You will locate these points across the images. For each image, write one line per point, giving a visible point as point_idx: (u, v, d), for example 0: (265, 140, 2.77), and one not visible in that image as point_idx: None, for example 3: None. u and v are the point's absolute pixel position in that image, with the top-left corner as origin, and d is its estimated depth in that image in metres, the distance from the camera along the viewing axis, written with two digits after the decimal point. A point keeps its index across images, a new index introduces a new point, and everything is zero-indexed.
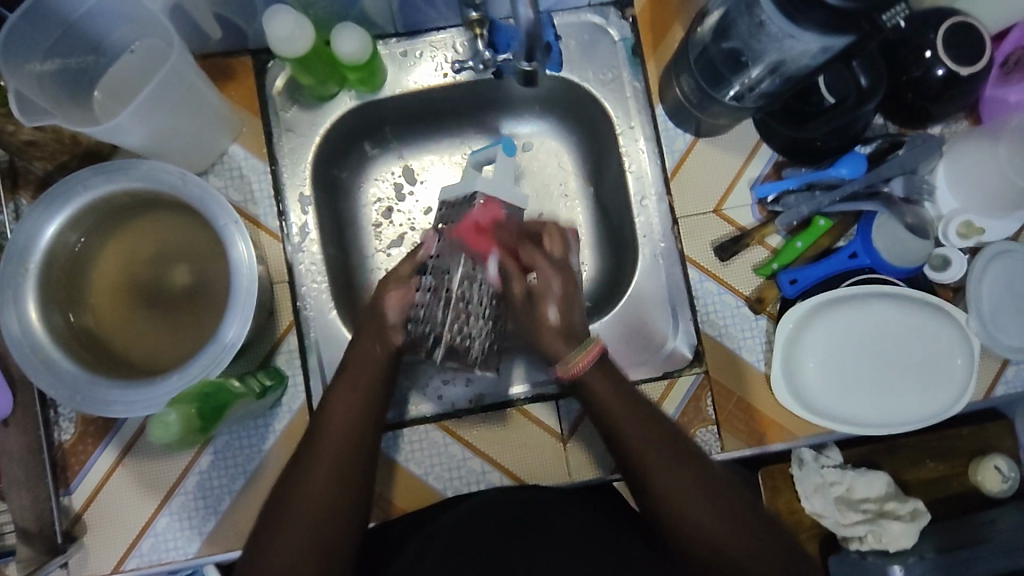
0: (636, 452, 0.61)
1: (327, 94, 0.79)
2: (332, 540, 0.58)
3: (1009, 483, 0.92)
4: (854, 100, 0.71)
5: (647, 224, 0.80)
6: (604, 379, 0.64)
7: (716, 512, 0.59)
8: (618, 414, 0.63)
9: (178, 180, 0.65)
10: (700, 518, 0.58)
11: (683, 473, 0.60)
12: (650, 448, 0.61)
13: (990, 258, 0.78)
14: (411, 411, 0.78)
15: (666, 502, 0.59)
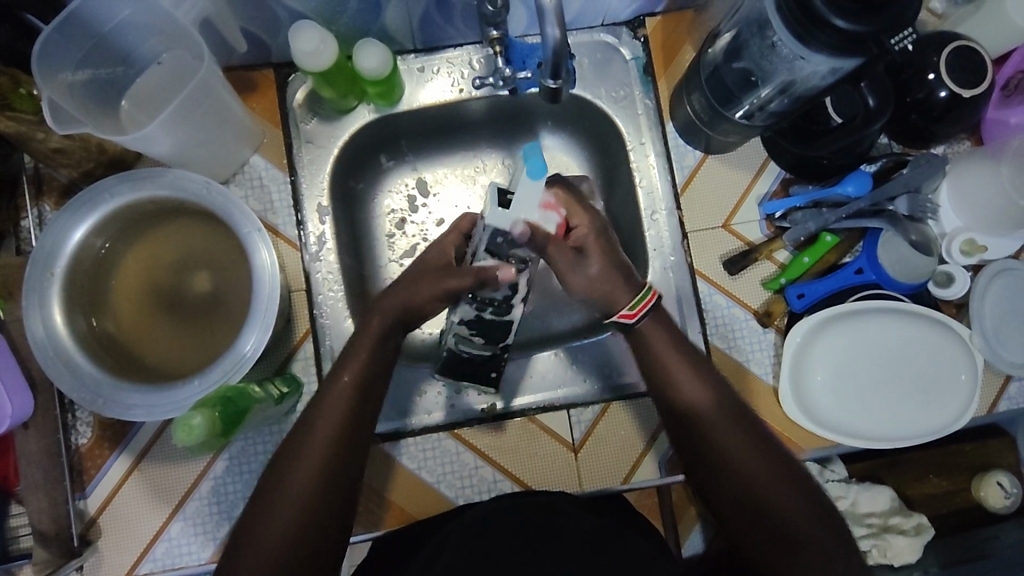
0: (697, 412, 0.63)
1: (346, 107, 0.81)
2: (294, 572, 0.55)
3: (1011, 499, 0.94)
4: (862, 120, 0.72)
5: (657, 238, 0.82)
6: (666, 333, 0.67)
7: (774, 475, 0.60)
8: (683, 380, 0.64)
9: (203, 189, 0.66)
10: (761, 479, 0.60)
11: (744, 439, 0.61)
12: (715, 410, 0.63)
13: (993, 276, 0.80)
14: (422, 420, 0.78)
15: (724, 463, 0.61)
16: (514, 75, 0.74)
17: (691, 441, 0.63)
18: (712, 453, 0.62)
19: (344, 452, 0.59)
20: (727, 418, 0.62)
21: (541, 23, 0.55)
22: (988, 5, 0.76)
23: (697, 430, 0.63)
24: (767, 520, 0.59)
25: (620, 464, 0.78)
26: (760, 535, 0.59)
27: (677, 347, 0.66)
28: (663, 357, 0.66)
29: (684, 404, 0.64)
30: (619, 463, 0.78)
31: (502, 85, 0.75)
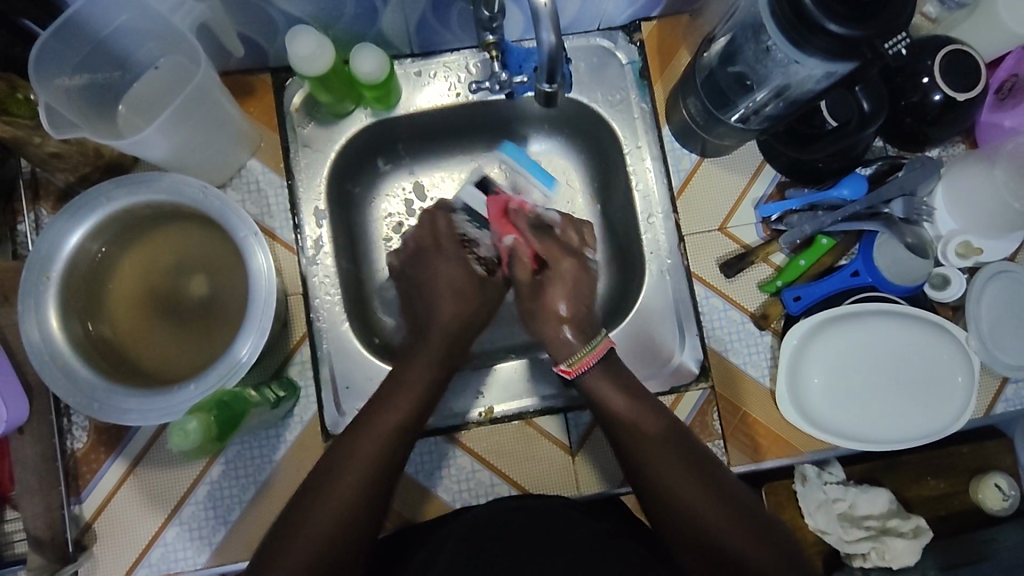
0: (642, 454, 0.62)
1: (343, 112, 0.81)
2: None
3: (1009, 501, 0.95)
4: (857, 124, 0.72)
5: (654, 240, 0.82)
6: (608, 375, 0.66)
7: (724, 511, 0.59)
8: (628, 421, 0.64)
9: (199, 193, 0.66)
10: (709, 521, 0.59)
11: (692, 479, 0.60)
12: (659, 449, 0.62)
13: (988, 278, 0.80)
14: None
15: (672, 504, 0.60)
16: (510, 79, 0.74)
17: (639, 482, 0.62)
18: (660, 495, 0.61)
19: (386, 481, 0.62)
20: (671, 458, 0.61)
21: (537, 29, 0.55)
22: (983, 8, 0.77)
23: (642, 471, 0.62)
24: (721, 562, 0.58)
25: (617, 467, 0.78)
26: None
27: (620, 388, 0.65)
28: (607, 398, 0.65)
29: (629, 445, 0.63)
30: (616, 466, 0.78)
31: (498, 89, 0.75)
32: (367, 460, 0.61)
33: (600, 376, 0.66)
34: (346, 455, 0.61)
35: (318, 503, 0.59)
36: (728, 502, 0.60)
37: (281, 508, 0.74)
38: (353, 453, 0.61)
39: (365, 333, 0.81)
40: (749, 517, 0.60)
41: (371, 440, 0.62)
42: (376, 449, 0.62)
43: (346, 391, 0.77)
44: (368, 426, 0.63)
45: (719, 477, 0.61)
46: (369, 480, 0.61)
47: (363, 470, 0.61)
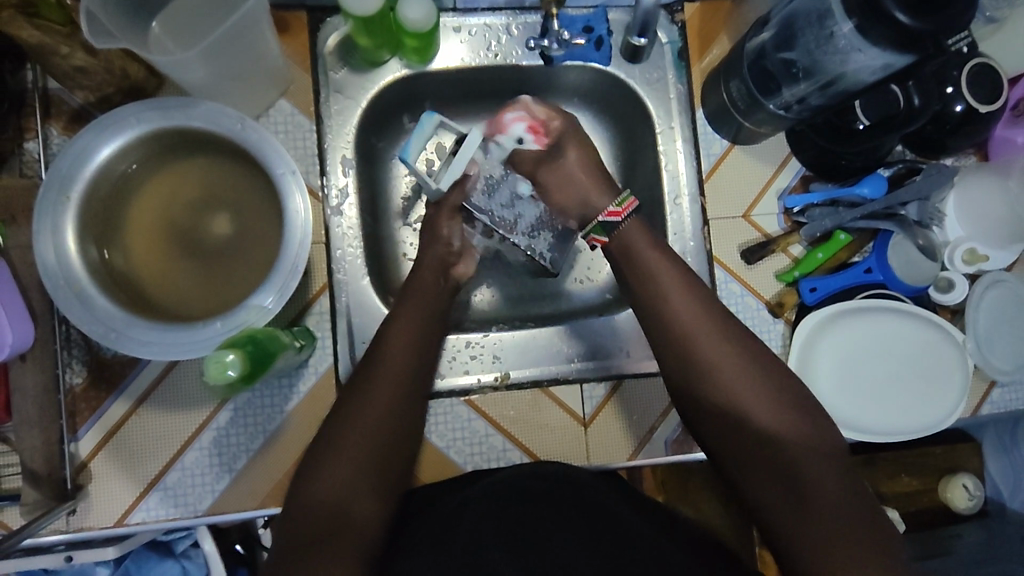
0: (684, 326, 0.66)
1: (378, 60, 0.79)
2: (354, 500, 0.59)
3: (973, 500, 1.01)
4: (904, 116, 0.74)
5: (679, 222, 0.84)
6: (647, 235, 0.71)
7: (768, 403, 0.62)
8: (674, 291, 0.67)
9: (237, 125, 0.63)
10: (756, 401, 0.62)
11: (737, 360, 0.64)
12: (705, 326, 0.65)
13: (986, 287, 0.84)
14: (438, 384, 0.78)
15: (716, 384, 0.63)
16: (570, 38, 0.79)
17: (680, 356, 0.65)
18: (710, 372, 0.63)
19: (407, 415, 0.65)
20: (716, 335, 0.65)
21: None
22: (1009, 26, 0.80)
23: (683, 343, 0.65)
24: (761, 442, 0.61)
25: (630, 441, 0.78)
26: (757, 462, 0.60)
27: (674, 263, 0.69)
28: (656, 273, 0.68)
29: (674, 317, 0.66)
30: (628, 440, 0.78)
31: (558, 47, 0.79)
32: (398, 372, 0.66)
33: (654, 252, 0.69)
34: (384, 362, 0.66)
35: (342, 437, 0.62)
36: (777, 387, 0.63)
37: (290, 459, 0.72)
38: (374, 385, 0.65)
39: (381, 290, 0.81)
40: (789, 405, 0.62)
41: (391, 370, 0.66)
42: (400, 370, 0.66)
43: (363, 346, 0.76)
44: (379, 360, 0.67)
45: (767, 366, 0.64)
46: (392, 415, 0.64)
47: (388, 404, 0.64)
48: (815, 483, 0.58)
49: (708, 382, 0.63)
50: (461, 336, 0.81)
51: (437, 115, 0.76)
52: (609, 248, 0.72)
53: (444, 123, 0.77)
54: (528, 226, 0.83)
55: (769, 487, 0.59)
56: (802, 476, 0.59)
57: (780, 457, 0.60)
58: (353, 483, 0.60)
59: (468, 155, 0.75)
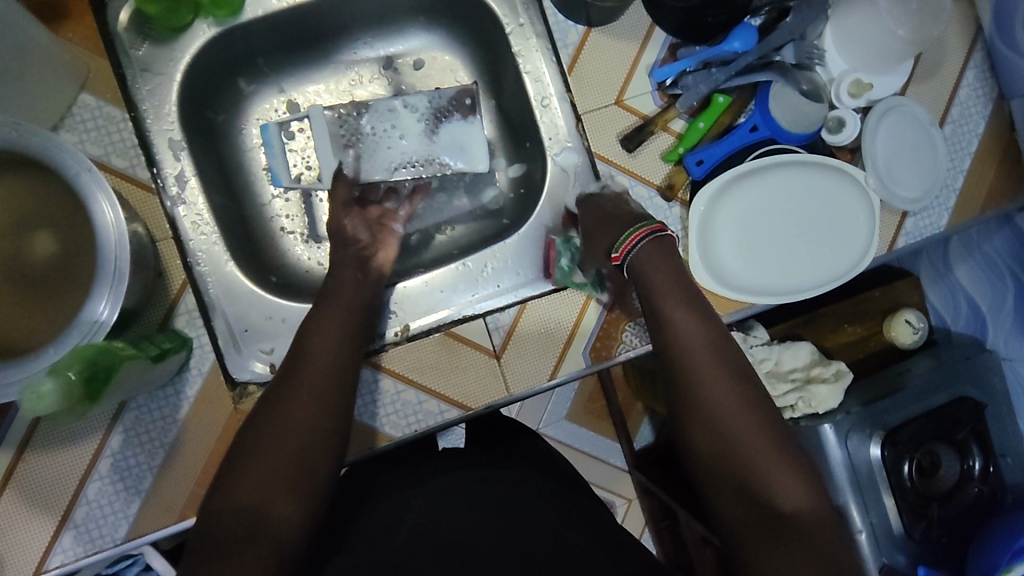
0: (688, 367, 0.67)
1: (181, 25, 0.71)
2: (269, 505, 0.57)
3: (918, 334, 1.01)
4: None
5: (552, 125, 0.78)
6: (659, 264, 0.72)
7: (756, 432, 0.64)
8: (693, 336, 0.68)
9: (13, 132, 0.56)
10: (756, 452, 0.63)
11: (745, 410, 0.65)
12: (717, 377, 0.66)
13: (882, 113, 0.80)
14: None
15: (720, 432, 0.65)
16: None
17: (692, 402, 0.66)
18: (717, 419, 0.65)
19: (338, 400, 0.63)
20: (725, 386, 0.66)
21: None
22: None
23: (682, 382, 0.67)
24: (745, 482, 0.63)
25: (545, 362, 0.76)
26: (738, 490, 0.64)
27: (695, 313, 0.69)
28: (665, 307, 0.70)
29: (684, 364, 0.67)
30: (543, 362, 0.76)
31: None
32: (325, 372, 0.64)
33: (664, 281, 0.71)
34: (309, 360, 0.65)
35: (258, 434, 0.60)
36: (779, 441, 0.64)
37: (198, 466, 0.69)
38: (300, 379, 0.63)
39: (258, 272, 0.77)
40: (778, 438, 0.65)
41: (314, 368, 0.64)
42: (324, 370, 0.64)
43: (247, 334, 0.73)
44: (305, 359, 0.65)
45: (759, 398, 0.66)
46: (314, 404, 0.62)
47: (310, 396, 0.62)
48: (791, 513, 0.61)
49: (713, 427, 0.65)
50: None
51: (274, 124, 0.80)
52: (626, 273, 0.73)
53: (285, 123, 0.81)
54: (424, 157, 0.79)
55: (746, 523, 0.63)
56: (783, 527, 0.61)
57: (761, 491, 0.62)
58: (267, 488, 0.58)
59: (322, 132, 0.78)
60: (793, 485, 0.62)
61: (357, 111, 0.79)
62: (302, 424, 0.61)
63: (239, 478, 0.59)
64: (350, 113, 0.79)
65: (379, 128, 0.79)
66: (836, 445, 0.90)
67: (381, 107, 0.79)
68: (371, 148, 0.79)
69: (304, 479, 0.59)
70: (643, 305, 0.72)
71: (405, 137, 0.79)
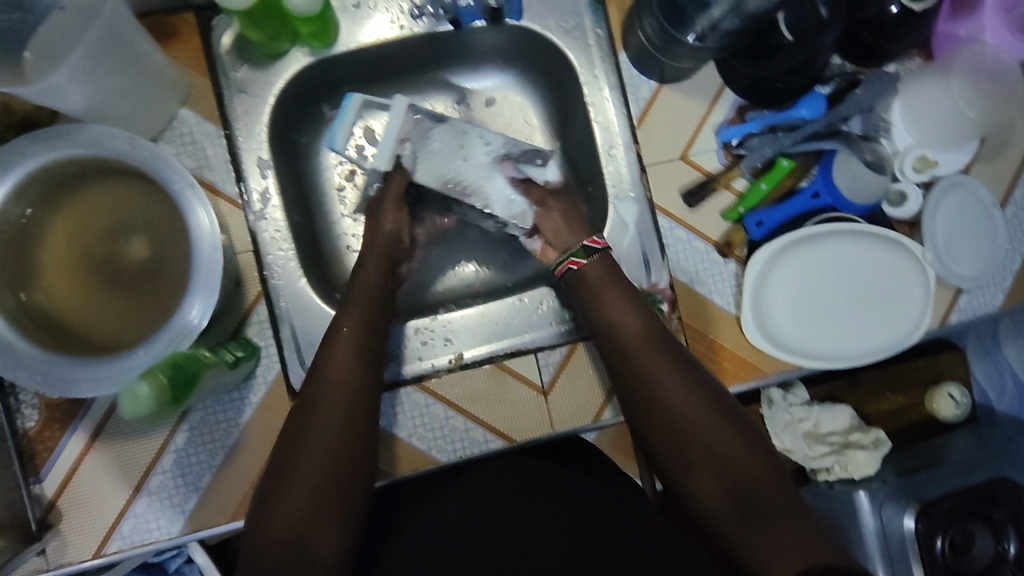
0: (642, 364, 0.68)
1: (278, 51, 0.76)
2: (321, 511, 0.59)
3: (960, 408, 1.02)
4: (817, 29, 0.72)
5: (616, 174, 0.81)
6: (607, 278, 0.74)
7: (714, 416, 0.65)
8: (633, 334, 0.70)
9: (125, 144, 0.60)
10: (706, 429, 0.64)
11: (689, 391, 0.66)
12: (669, 366, 0.67)
13: (944, 190, 0.81)
14: (404, 372, 0.77)
15: (678, 421, 0.65)
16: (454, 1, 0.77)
17: (638, 388, 0.68)
18: (666, 405, 0.65)
19: (368, 401, 0.66)
20: (676, 374, 0.67)
21: None
22: None
23: (639, 377, 0.68)
24: (714, 465, 0.63)
25: (593, 402, 0.78)
26: (708, 475, 0.63)
27: (638, 314, 0.71)
28: (609, 311, 0.72)
29: (631, 361, 0.69)
30: (591, 401, 0.78)
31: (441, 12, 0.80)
32: (351, 370, 0.66)
33: (610, 294, 0.73)
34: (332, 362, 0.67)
35: (301, 444, 0.61)
36: (718, 402, 0.66)
37: (254, 469, 0.72)
38: (328, 378, 0.66)
39: (325, 290, 0.80)
40: (736, 420, 0.65)
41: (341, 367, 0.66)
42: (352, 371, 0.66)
43: (311, 348, 0.76)
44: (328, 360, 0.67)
45: (710, 385, 0.67)
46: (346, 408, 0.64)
47: (339, 399, 0.64)
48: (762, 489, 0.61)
49: (663, 415, 0.66)
50: (410, 323, 0.80)
51: (358, 96, 0.80)
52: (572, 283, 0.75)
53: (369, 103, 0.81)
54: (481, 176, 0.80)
55: (721, 507, 0.61)
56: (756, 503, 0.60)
57: (730, 472, 0.62)
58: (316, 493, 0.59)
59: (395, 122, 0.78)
60: (756, 465, 0.63)
61: (437, 119, 0.79)
62: (336, 423, 0.63)
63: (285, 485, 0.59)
64: (429, 118, 0.79)
65: (445, 137, 0.79)
66: (869, 513, 0.91)
67: (462, 126, 0.80)
68: (431, 151, 0.79)
69: (344, 481, 0.61)
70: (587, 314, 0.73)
71: (466, 160, 0.79)
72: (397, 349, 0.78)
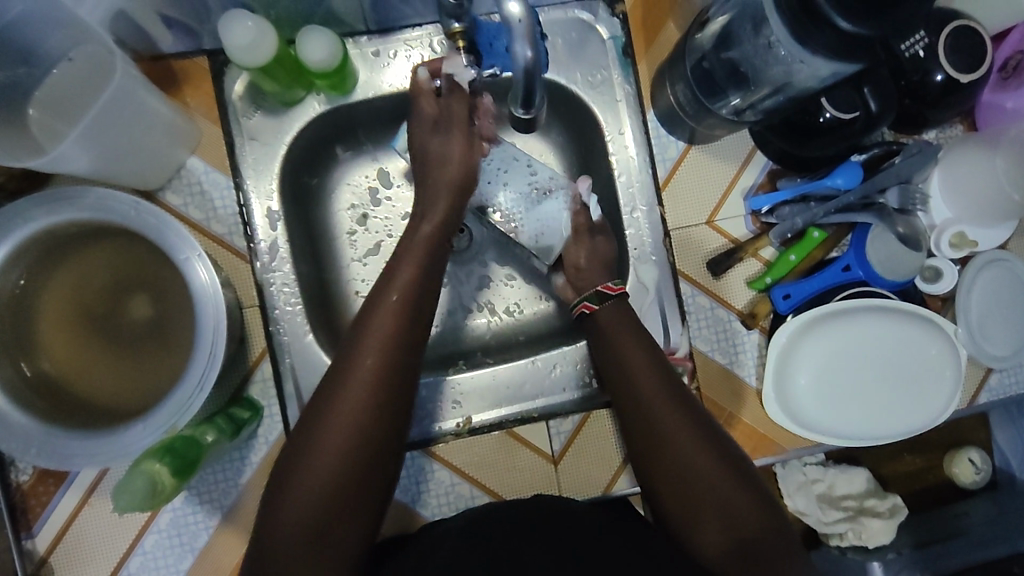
0: (650, 408, 0.62)
1: (293, 99, 0.73)
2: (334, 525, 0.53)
3: (980, 475, 0.96)
4: (861, 124, 0.68)
5: (637, 236, 0.76)
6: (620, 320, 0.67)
7: (724, 472, 0.59)
8: (645, 381, 0.63)
9: (130, 209, 0.58)
10: (719, 492, 0.58)
11: (703, 449, 0.60)
12: (679, 414, 0.61)
13: (981, 267, 0.77)
14: (431, 431, 0.74)
15: (685, 475, 0.59)
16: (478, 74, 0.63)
17: (646, 433, 0.61)
18: (674, 457, 0.59)
19: (397, 389, 0.56)
20: (685, 422, 0.61)
21: (508, 43, 0.47)
22: None
23: (646, 422, 0.61)
24: (724, 527, 0.57)
25: (603, 472, 0.75)
26: (716, 537, 0.57)
27: (648, 353, 0.65)
28: (618, 348, 0.65)
29: (639, 402, 0.62)
30: (601, 472, 0.75)
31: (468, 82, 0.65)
32: (381, 345, 0.56)
33: (620, 333, 0.66)
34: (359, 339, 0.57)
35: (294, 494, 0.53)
36: (729, 459, 0.60)
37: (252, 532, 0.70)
38: (355, 355, 0.56)
39: (331, 339, 0.75)
40: (748, 480, 0.59)
41: (371, 341, 0.56)
42: (384, 346, 0.56)
43: None
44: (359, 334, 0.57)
45: (721, 439, 0.61)
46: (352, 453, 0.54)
47: (368, 382, 0.55)
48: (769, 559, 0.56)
49: (675, 475, 0.59)
50: (450, 378, 0.75)
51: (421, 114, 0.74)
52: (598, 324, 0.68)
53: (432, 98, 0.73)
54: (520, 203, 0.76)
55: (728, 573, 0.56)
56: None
57: (739, 538, 0.57)
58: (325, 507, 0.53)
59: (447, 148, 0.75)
60: (766, 534, 0.57)
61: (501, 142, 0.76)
62: (357, 416, 0.54)
63: (290, 494, 0.53)
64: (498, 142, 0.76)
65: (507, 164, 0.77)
66: None
67: (513, 154, 0.77)
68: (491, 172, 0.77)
69: (357, 492, 0.54)
70: (602, 355, 0.67)
71: (506, 186, 0.77)
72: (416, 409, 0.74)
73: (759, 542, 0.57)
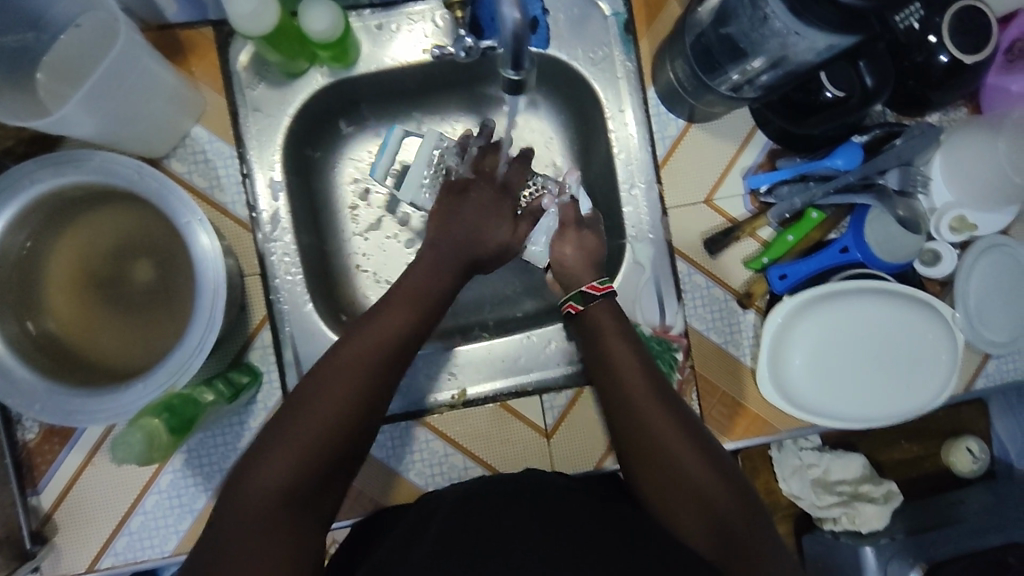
0: (625, 389, 0.63)
1: (296, 71, 0.74)
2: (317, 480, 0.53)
3: (978, 463, 0.95)
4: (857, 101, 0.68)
5: (636, 214, 0.78)
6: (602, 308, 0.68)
7: (696, 449, 0.60)
8: (619, 364, 0.64)
9: (133, 173, 0.60)
10: (691, 467, 0.59)
11: (674, 428, 0.60)
12: (652, 394, 0.62)
13: (980, 252, 0.77)
14: (416, 403, 0.76)
15: (658, 452, 0.60)
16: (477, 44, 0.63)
17: (622, 415, 0.62)
18: (649, 436, 0.60)
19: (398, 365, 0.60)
20: (659, 403, 0.62)
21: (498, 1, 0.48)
22: None
23: (622, 404, 0.62)
24: (698, 499, 0.57)
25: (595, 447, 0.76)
26: (690, 511, 0.57)
27: (624, 339, 0.66)
28: (594, 332, 0.66)
29: (616, 383, 0.63)
30: (593, 446, 0.76)
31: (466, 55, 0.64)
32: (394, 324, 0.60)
33: (597, 317, 0.67)
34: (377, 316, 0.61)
35: (269, 463, 0.52)
36: (701, 438, 0.61)
37: None
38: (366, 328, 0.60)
39: (331, 312, 0.77)
40: (719, 458, 0.60)
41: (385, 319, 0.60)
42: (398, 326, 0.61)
43: None
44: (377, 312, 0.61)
45: (693, 421, 0.62)
46: (340, 435, 0.55)
47: (376, 353, 0.58)
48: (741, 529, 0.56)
49: (649, 453, 0.60)
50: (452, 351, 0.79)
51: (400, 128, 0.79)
52: (586, 320, 0.68)
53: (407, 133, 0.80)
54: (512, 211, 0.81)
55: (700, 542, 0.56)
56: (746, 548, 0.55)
57: (713, 511, 0.57)
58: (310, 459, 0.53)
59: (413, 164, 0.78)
60: (738, 506, 0.58)
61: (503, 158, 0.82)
62: (358, 382, 0.56)
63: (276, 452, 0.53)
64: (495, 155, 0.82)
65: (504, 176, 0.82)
66: None
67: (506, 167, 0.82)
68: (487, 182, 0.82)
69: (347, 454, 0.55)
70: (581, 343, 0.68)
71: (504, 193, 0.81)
72: (408, 383, 0.76)
73: (731, 514, 0.57)
